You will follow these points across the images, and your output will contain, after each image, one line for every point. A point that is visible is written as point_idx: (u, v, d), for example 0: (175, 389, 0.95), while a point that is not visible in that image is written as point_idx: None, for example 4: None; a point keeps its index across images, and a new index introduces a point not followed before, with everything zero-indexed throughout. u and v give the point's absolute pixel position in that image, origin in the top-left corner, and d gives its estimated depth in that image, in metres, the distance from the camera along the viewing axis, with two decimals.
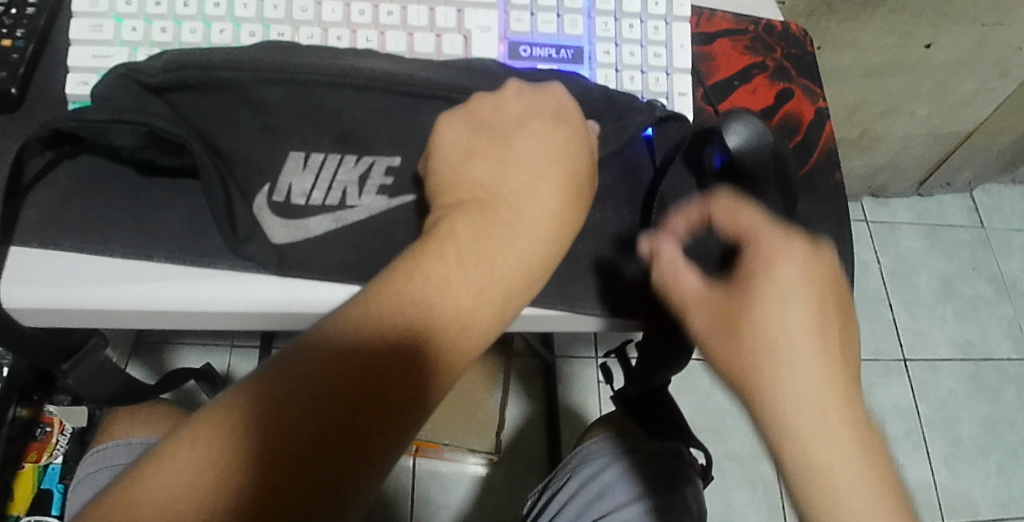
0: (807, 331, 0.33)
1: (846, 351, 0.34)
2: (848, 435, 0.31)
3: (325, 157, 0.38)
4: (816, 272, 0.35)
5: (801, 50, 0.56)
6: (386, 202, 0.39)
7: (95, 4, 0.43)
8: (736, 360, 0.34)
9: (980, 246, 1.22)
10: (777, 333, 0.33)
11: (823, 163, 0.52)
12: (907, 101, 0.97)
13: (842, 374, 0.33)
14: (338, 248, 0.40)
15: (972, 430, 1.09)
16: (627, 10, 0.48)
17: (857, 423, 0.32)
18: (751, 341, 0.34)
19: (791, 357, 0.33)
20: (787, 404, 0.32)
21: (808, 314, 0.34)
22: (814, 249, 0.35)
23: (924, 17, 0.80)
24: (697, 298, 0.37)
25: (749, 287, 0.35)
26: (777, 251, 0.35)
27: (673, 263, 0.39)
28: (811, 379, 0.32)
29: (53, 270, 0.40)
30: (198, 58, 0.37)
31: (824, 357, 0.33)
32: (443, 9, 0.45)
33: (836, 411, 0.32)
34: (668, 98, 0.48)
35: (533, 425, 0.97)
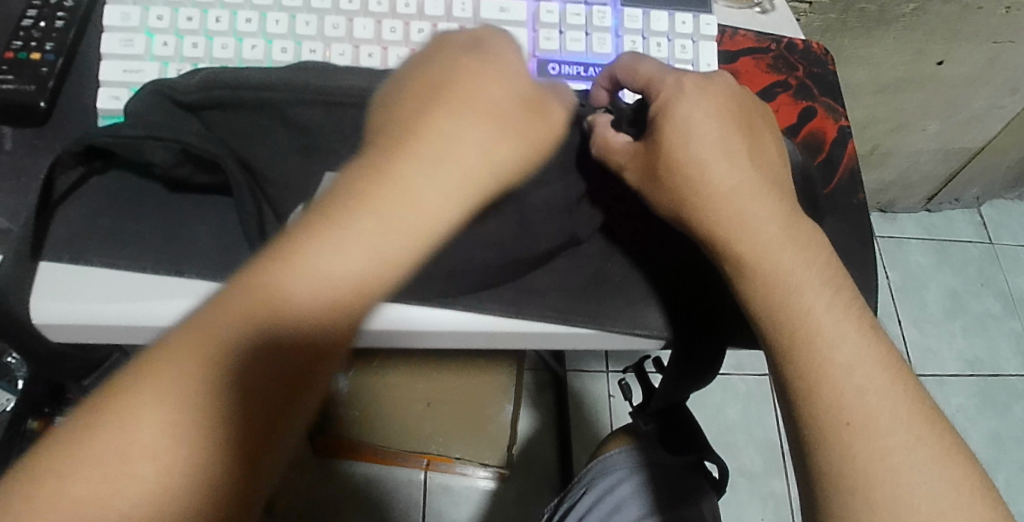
0: (719, 146, 0.39)
1: (754, 158, 0.40)
2: (767, 222, 0.38)
3: None
4: (715, 95, 0.41)
5: (822, 68, 0.56)
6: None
7: (127, 18, 0.43)
8: (670, 188, 0.39)
9: (989, 261, 1.22)
10: (697, 149, 0.39)
11: (847, 181, 0.52)
12: (917, 117, 0.97)
13: (751, 174, 0.39)
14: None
15: (982, 446, 1.08)
16: (655, 29, 0.48)
17: (769, 208, 0.39)
18: (675, 159, 0.39)
19: (710, 165, 0.39)
20: (718, 207, 0.39)
21: (714, 127, 0.40)
22: (711, 84, 0.42)
23: (936, 35, 0.81)
24: (629, 150, 0.41)
25: (668, 123, 0.40)
26: (681, 92, 0.40)
27: (606, 132, 0.42)
28: (734, 180, 0.39)
29: (80, 285, 0.39)
30: (237, 77, 0.38)
31: (732, 159, 0.39)
32: (473, 26, 0.46)
33: (752, 207, 0.39)
34: (695, 66, 0.48)
35: (544, 438, 0.96)
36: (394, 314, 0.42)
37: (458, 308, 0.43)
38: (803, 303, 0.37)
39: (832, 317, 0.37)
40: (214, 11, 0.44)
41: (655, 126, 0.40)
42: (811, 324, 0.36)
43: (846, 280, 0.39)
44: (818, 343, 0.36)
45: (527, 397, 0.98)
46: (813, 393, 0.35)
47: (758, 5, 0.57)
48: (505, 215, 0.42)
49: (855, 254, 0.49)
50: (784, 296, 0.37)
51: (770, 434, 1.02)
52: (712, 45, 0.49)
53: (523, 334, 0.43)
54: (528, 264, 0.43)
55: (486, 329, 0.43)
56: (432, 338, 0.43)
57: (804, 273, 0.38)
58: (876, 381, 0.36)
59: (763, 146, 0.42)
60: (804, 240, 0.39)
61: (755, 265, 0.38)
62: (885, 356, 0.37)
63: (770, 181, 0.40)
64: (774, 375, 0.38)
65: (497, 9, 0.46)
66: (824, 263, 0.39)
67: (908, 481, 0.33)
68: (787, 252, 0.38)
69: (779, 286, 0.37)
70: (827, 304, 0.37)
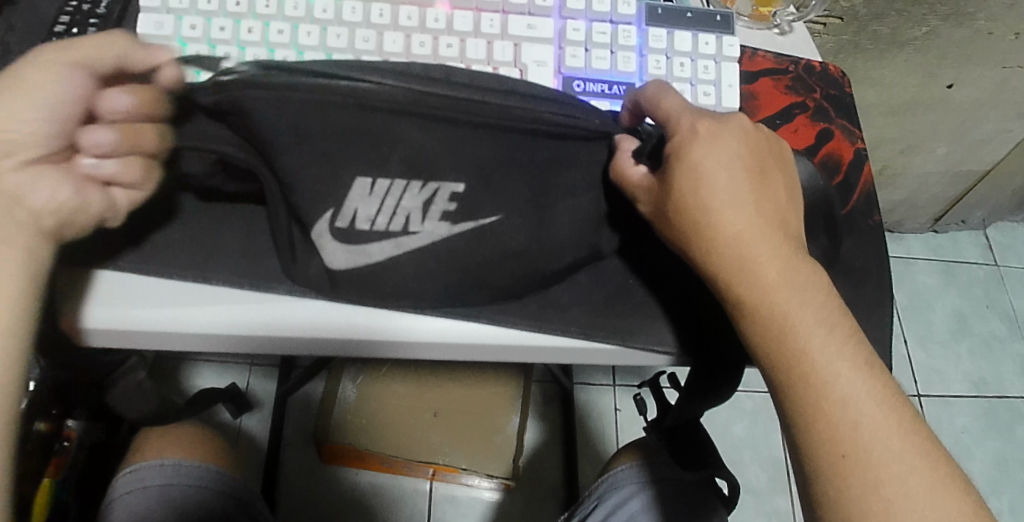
0: (730, 189, 0.38)
1: (766, 199, 0.39)
2: (766, 266, 0.38)
3: (391, 183, 0.35)
4: (729, 140, 0.39)
5: (840, 90, 0.57)
6: (448, 229, 0.38)
7: (160, 27, 0.44)
8: (679, 228, 0.39)
9: (994, 284, 1.23)
10: (707, 197, 0.38)
11: (862, 203, 0.53)
12: (926, 139, 0.98)
13: (758, 220, 0.38)
14: (396, 271, 0.40)
15: (985, 468, 1.09)
16: (678, 49, 0.49)
17: (773, 252, 0.38)
18: (686, 205, 0.38)
19: (718, 212, 0.38)
20: (722, 250, 0.38)
21: (724, 173, 0.38)
22: (726, 126, 0.39)
23: (947, 59, 0.82)
24: (645, 185, 0.39)
25: (680, 168, 0.38)
26: (695, 137, 0.38)
27: (624, 158, 0.39)
28: (738, 226, 0.38)
29: (113, 290, 0.41)
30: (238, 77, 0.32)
31: (744, 202, 0.38)
32: (500, 43, 0.46)
33: (760, 254, 0.38)
34: (717, 87, 0.49)
35: (551, 451, 0.96)
36: (104, 287, 0.41)
37: (481, 322, 0.44)
38: (799, 344, 0.37)
39: (827, 357, 0.37)
40: (246, 21, 0.44)
41: (667, 166, 0.38)
42: (805, 364, 0.37)
43: (846, 317, 0.39)
44: (812, 382, 0.37)
45: (533, 410, 0.98)
46: (815, 424, 0.36)
47: (777, 26, 0.58)
48: (529, 225, 0.39)
49: (873, 276, 0.50)
50: (786, 339, 0.37)
51: (776, 452, 1.02)
52: (734, 65, 0.49)
53: (249, 320, 0.41)
54: (537, 282, 0.43)
55: (508, 340, 0.44)
56: (454, 349, 0.44)
57: (802, 313, 0.37)
58: (875, 417, 0.36)
59: (774, 190, 0.40)
60: (813, 280, 0.39)
61: (754, 307, 0.38)
62: (884, 395, 0.37)
63: (777, 226, 0.39)
64: (780, 409, 0.38)
65: (524, 26, 0.47)
66: (826, 305, 0.38)
67: (911, 511, 0.34)
68: (787, 294, 0.38)
69: (775, 326, 0.37)
70: (834, 346, 0.37)
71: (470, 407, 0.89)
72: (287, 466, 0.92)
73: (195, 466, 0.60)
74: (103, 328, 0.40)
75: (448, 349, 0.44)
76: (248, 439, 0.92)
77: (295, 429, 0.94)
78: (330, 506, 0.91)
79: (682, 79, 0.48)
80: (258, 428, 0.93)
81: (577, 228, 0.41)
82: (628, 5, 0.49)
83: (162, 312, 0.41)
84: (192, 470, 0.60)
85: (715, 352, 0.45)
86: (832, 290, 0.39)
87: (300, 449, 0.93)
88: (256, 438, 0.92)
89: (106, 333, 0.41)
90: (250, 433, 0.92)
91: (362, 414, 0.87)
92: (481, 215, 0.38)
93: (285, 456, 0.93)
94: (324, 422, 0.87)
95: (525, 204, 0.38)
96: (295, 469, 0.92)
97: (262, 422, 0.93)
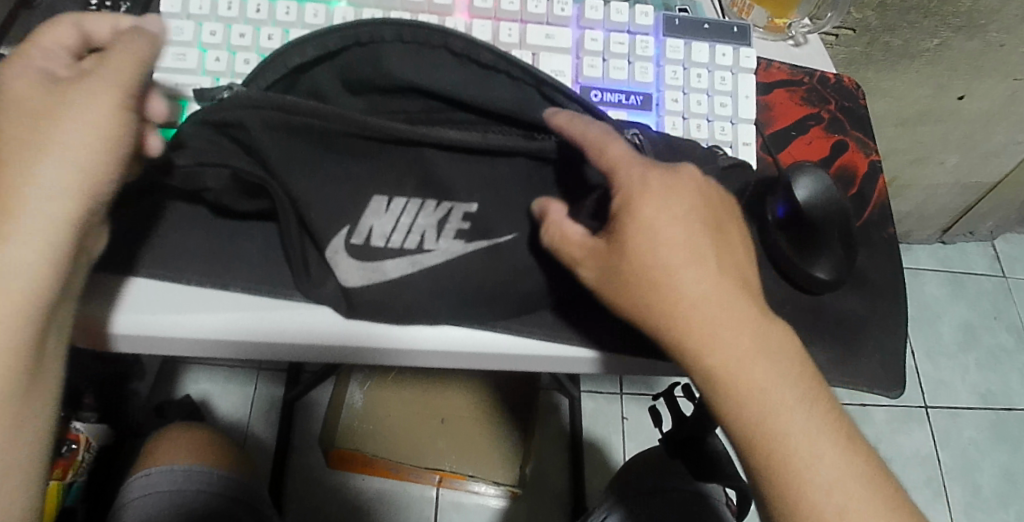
0: (686, 251, 0.36)
1: (722, 259, 0.37)
2: (733, 335, 0.35)
3: (406, 202, 0.38)
4: (682, 193, 0.37)
5: (854, 102, 0.56)
6: (463, 247, 0.39)
7: (180, 33, 0.44)
8: (637, 290, 0.36)
9: (1002, 295, 1.22)
10: (663, 258, 0.35)
11: (877, 215, 0.53)
12: (936, 150, 0.98)
13: (720, 282, 0.36)
14: (410, 292, 0.39)
15: (992, 481, 1.09)
16: (695, 60, 0.49)
17: (738, 316, 0.35)
18: (644, 271, 0.35)
19: (678, 276, 0.35)
20: (687, 322, 0.35)
21: (678, 232, 0.36)
22: (675, 179, 0.37)
23: (959, 70, 0.82)
24: (586, 246, 0.37)
25: (633, 228, 0.35)
26: (644, 190, 0.36)
27: (561, 221, 0.37)
28: (699, 292, 0.35)
29: (129, 295, 0.41)
30: (299, 59, 0.40)
31: (701, 266, 0.36)
32: (518, 53, 0.47)
33: (724, 321, 0.35)
34: (733, 99, 0.49)
35: (558, 460, 0.96)
36: (136, 294, 0.41)
37: (497, 331, 0.43)
38: (777, 426, 0.35)
39: (806, 434, 0.35)
40: (266, 29, 0.44)
41: (617, 226, 0.36)
42: (771, 434, 0.35)
43: (817, 379, 0.37)
44: (792, 464, 0.35)
45: (541, 417, 0.98)
46: (800, 507, 0.35)
47: (792, 37, 0.58)
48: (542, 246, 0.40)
49: (888, 290, 0.50)
50: (761, 416, 0.35)
51: None
52: (750, 77, 0.49)
53: (237, 322, 0.41)
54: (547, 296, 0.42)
55: (526, 351, 0.43)
56: (469, 360, 0.44)
57: (770, 385, 0.35)
58: (862, 494, 0.35)
59: (732, 248, 0.38)
60: (779, 342, 0.36)
61: (722, 383, 0.35)
62: (867, 467, 0.36)
63: (739, 286, 0.36)
64: (757, 487, 0.36)
65: (543, 36, 0.47)
66: (791, 367, 0.36)
67: None
68: (757, 366, 0.35)
69: (744, 402, 0.35)
70: (811, 420, 0.35)
71: (471, 416, 0.89)
72: (294, 467, 0.92)
73: (207, 472, 0.60)
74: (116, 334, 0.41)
75: (463, 359, 0.44)
76: (255, 444, 0.92)
77: (303, 435, 0.94)
78: (336, 511, 0.91)
79: (699, 90, 0.48)
80: (266, 432, 0.93)
81: None
82: (646, 16, 0.49)
83: (159, 315, 0.41)
84: (204, 475, 0.60)
85: None
86: (801, 352, 0.37)
87: (306, 454, 0.93)
88: (264, 441, 0.92)
89: (118, 339, 0.41)
90: (257, 436, 0.92)
91: (368, 419, 0.87)
92: (495, 234, 0.39)
93: (294, 461, 0.92)
94: (330, 427, 0.87)
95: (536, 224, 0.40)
96: (302, 474, 0.92)
97: (268, 427, 0.93)
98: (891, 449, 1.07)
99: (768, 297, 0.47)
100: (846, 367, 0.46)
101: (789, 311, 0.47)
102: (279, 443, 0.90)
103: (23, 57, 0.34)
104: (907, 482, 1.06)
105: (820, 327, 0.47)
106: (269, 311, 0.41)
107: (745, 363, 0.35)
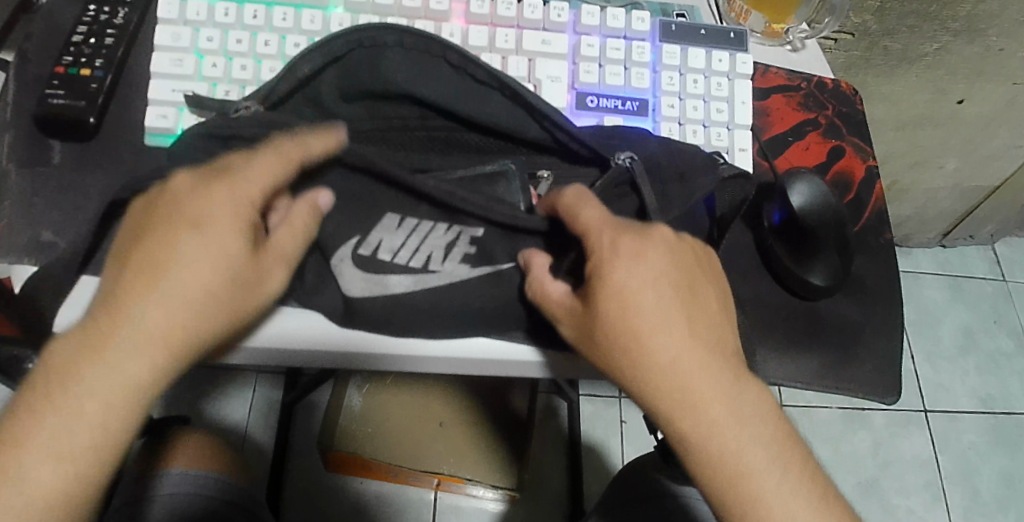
0: (657, 317, 0.36)
1: (694, 321, 0.37)
2: (704, 399, 0.36)
3: (419, 222, 0.39)
4: (655, 256, 0.36)
5: (852, 107, 0.56)
6: (468, 271, 0.39)
7: (177, 39, 0.44)
8: (610, 348, 0.36)
9: (1002, 299, 1.22)
10: (635, 321, 0.35)
11: (874, 221, 0.52)
12: (936, 155, 0.98)
13: (692, 343, 0.36)
14: (410, 307, 0.39)
15: (991, 485, 1.08)
16: (691, 66, 0.49)
17: (707, 375, 0.36)
18: (617, 338, 0.36)
19: (649, 343, 0.35)
20: (659, 387, 0.36)
21: (650, 293, 0.36)
22: (648, 242, 0.36)
23: (958, 75, 0.82)
24: (567, 305, 0.38)
25: (605, 293, 0.36)
26: (615, 255, 0.36)
27: (544, 276, 0.38)
28: (669, 358, 0.35)
29: None
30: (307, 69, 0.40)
31: (671, 331, 0.36)
32: (515, 58, 0.47)
33: (694, 379, 0.36)
34: (730, 105, 0.49)
35: (557, 464, 0.96)
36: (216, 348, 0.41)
37: (491, 338, 0.43)
38: (748, 491, 0.35)
39: (777, 499, 0.35)
40: (263, 34, 0.44)
41: (589, 290, 0.36)
42: (742, 492, 0.35)
43: (791, 438, 0.37)
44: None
45: (540, 421, 0.98)
46: None
47: (790, 42, 0.58)
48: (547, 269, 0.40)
49: (885, 296, 0.50)
50: (732, 481, 0.35)
51: None
52: (747, 83, 0.49)
53: None
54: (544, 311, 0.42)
55: (522, 359, 0.43)
56: (463, 367, 0.43)
57: (739, 449, 0.36)
58: None
59: (706, 301, 0.38)
60: (751, 406, 0.36)
61: (693, 445, 0.36)
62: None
63: (712, 344, 0.37)
64: None
65: (539, 42, 0.47)
66: (764, 429, 0.36)
67: None
68: (727, 431, 0.36)
69: (715, 466, 0.36)
70: (781, 485, 0.36)
71: (469, 419, 0.89)
72: (293, 471, 0.92)
73: (201, 475, 0.60)
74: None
75: (456, 367, 0.43)
76: (253, 446, 0.92)
77: (303, 438, 0.94)
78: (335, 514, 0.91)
79: (696, 96, 0.48)
80: (264, 436, 0.93)
81: None
82: (642, 21, 0.49)
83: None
84: (199, 478, 0.59)
85: None
86: (776, 411, 0.37)
87: (305, 457, 0.93)
88: (262, 443, 0.93)
89: None
90: (255, 440, 0.93)
91: (366, 422, 0.87)
92: (499, 260, 0.40)
93: (293, 465, 0.92)
94: (329, 430, 0.87)
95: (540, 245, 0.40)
96: (300, 477, 0.92)
97: (267, 430, 0.93)
98: (890, 453, 1.07)
99: (762, 303, 0.47)
100: (841, 373, 0.46)
101: (785, 317, 0.47)
102: (277, 444, 0.90)
103: (240, 191, 0.34)
104: (906, 486, 1.06)
105: (816, 334, 0.47)
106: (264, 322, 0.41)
107: (715, 428, 0.36)
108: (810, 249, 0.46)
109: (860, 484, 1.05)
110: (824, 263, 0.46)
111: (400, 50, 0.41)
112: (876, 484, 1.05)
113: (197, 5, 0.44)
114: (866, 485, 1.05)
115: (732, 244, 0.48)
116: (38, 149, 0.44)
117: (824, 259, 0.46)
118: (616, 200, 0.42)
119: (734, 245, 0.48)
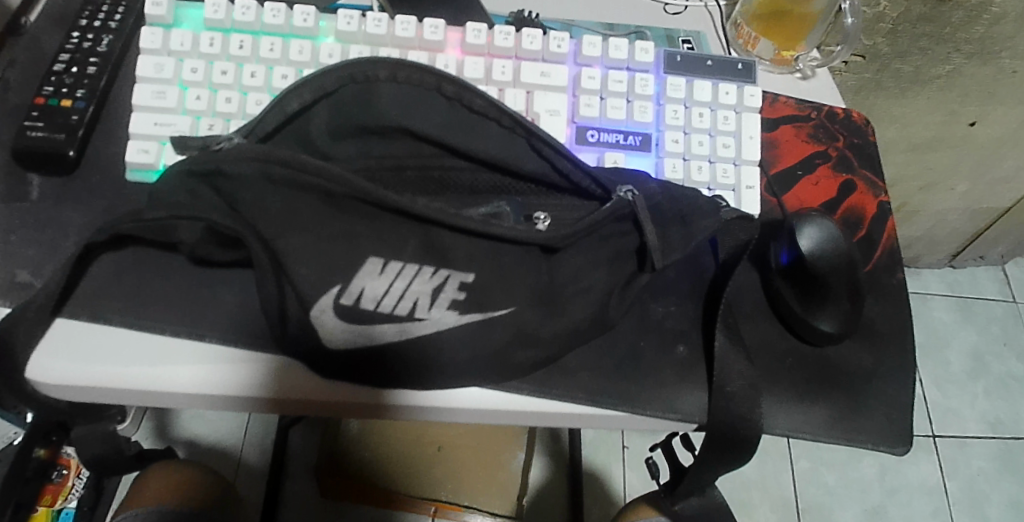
0: None
1: None
2: None
3: (403, 266, 0.37)
4: None
5: (863, 138, 0.54)
6: (456, 319, 0.37)
7: (160, 70, 0.42)
8: None
9: (1012, 321, 1.20)
10: None
11: (886, 260, 0.50)
12: (947, 177, 0.96)
13: None
14: (398, 357, 0.37)
15: (1001, 512, 1.06)
16: (697, 99, 0.47)
17: None
18: None
19: None
20: None
21: None
22: None
23: (971, 96, 0.80)
24: None
25: None
26: None
27: None
28: None
29: (95, 344, 0.39)
30: (296, 105, 0.38)
31: None
32: (513, 91, 0.45)
33: None
34: (736, 139, 0.47)
35: (558, 489, 0.94)
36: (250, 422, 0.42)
37: (485, 388, 0.41)
38: None
39: None
40: (250, 66, 0.43)
41: None
42: None
43: None
44: None
45: (540, 445, 0.96)
46: None
47: (800, 70, 0.56)
48: (540, 318, 0.39)
49: (896, 339, 0.47)
50: None
51: (786, 492, 1.02)
52: (754, 116, 0.47)
53: (208, 378, 0.39)
54: (535, 364, 0.40)
55: (510, 408, 0.41)
56: (449, 414, 0.41)
57: None
58: None
59: None
60: None
61: None
62: None
63: None
64: None
65: (538, 74, 0.45)
66: None
67: None
68: None
69: None
70: None
71: (470, 441, 0.87)
72: (289, 494, 0.91)
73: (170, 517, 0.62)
74: (70, 383, 0.39)
75: (444, 414, 0.41)
76: (247, 467, 0.91)
77: (297, 460, 0.93)
78: None
79: (701, 130, 0.46)
80: (257, 459, 0.92)
81: (578, 298, 0.40)
82: (646, 52, 0.47)
83: (128, 368, 0.39)
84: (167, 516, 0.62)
85: (746, 423, 0.40)
86: None
87: (302, 481, 0.92)
88: (257, 464, 0.92)
89: (79, 386, 0.39)
90: (249, 463, 0.91)
91: (367, 445, 0.85)
92: (490, 308, 0.38)
93: (288, 489, 0.91)
94: (329, 454, 0.86)
95: (534, 297, 0.39)
96: (294, 503, 0.90)
97: (259, 454, 0.92)
98: (897, 479, 1.05)
99: (767, 348, 0.45)
100: (849, 422, 0.44)
101: (792, 365, 0.45)
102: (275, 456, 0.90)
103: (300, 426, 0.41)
104: (913, 513, 1.04)
105: (824, 381, 0.45)
106: (252, 365, 0.40)
107: None
108: (823, 293, 0.44)
109: (866, 510, 1.03)
110: (834, 309, 0.44)
111: (394, 84, 0.39)
112: (883, 511, 1.03)
113: (181, 35, 0.43)
114: (872, 513, 1.03)
115: (736, 288, 0.47)
116: (17, 183, 0.42)
117: (835, 303, 0.44)
118: (611, 239, 0.41)
119: (737, 287, 0.46)
